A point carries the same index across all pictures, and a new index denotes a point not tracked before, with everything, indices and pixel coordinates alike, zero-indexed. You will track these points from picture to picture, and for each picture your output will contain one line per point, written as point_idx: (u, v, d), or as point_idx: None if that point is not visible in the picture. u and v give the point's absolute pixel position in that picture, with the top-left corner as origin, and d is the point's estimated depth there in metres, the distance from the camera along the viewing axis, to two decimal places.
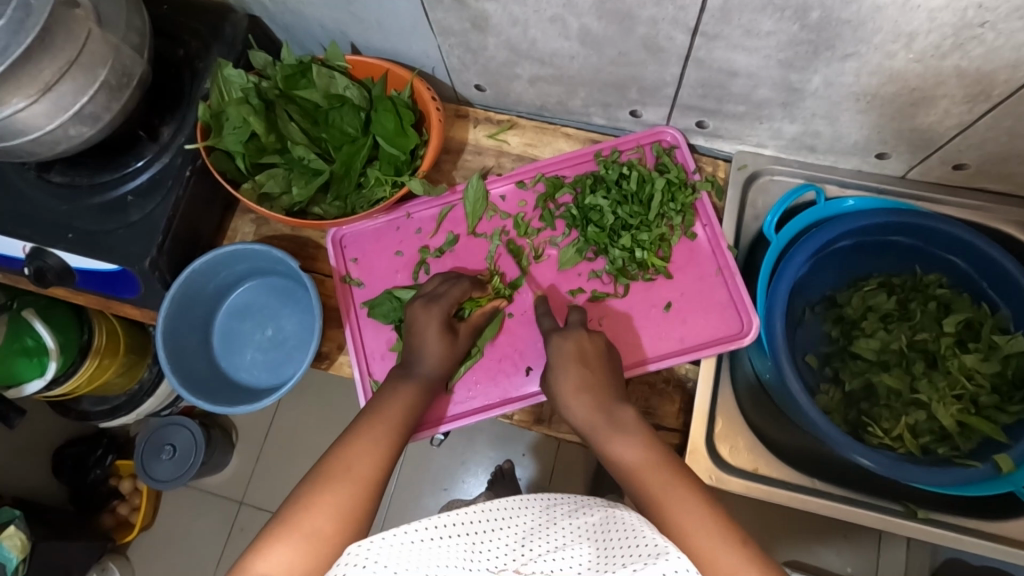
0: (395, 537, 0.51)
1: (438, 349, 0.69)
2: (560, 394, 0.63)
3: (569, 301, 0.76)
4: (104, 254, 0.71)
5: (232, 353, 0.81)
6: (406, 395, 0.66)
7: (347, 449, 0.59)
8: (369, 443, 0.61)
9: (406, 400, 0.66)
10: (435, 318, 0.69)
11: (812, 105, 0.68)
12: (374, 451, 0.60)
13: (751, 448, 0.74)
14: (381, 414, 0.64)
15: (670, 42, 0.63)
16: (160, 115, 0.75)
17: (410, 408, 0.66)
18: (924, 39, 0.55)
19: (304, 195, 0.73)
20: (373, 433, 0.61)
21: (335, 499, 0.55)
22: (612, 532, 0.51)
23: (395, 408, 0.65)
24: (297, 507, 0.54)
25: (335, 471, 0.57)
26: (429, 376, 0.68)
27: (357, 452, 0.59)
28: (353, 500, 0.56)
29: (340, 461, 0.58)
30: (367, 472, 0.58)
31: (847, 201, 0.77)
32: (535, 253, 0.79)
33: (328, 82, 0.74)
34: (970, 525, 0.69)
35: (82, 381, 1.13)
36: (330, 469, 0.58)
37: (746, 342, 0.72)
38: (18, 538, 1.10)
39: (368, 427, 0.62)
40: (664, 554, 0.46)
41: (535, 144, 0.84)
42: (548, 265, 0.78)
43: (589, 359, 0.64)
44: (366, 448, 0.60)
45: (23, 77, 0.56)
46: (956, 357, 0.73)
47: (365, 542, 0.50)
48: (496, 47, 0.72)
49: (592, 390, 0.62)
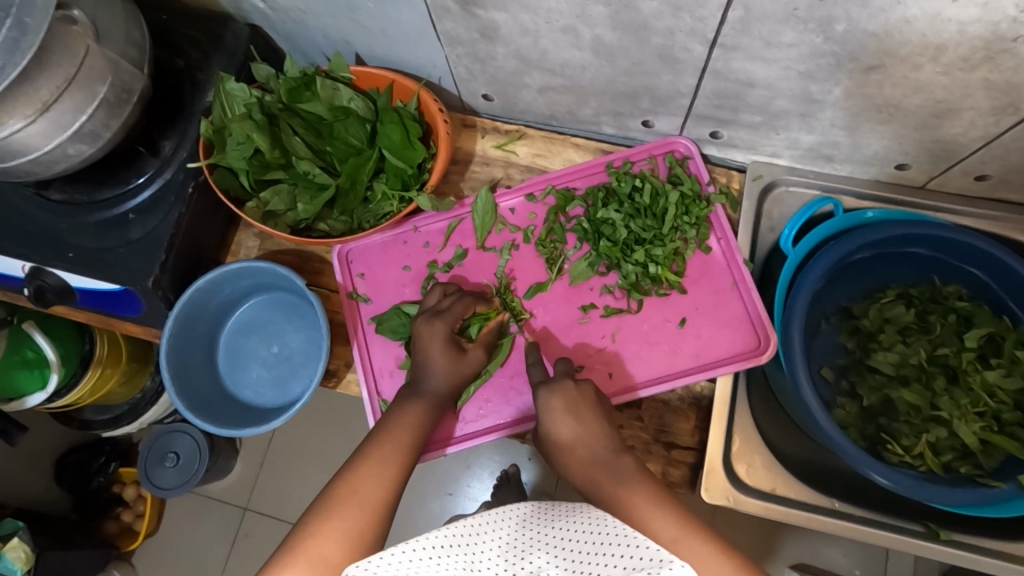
0: (394, 555, 0.49)
1: (445, 364, 0.67)
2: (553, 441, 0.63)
3: (582, 318, 0.75)
4: (105, 273, 0.69)
5: (238, 370, 0.80)
6: (413, 413, 0.65)
7: (353, 472, 0.58)
8: (376, 463, 0.59)
9: (414, 421, 0.64)
10: (439, 334, 0.67)
11: (832, 116, 0.66)
12: (382, 472, 0.58)
13: (769, 467, 0.72)
14: (391, 434, 0.62)
15: (687, 53, 0.61)
16: (161, 129, 0.73)
17: (421, 427, 0.64)
18: (954, 51, 0.53)
19: (310, 211, 0.71)
20: (380, 454, 0.60)
21: (342, 524, 0.53)
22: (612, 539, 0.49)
23: (405, 427, 0.63)
24: (303, 534, 0.53)
25: (341, 495, 0.56)
26: (438, 394, 0.67)
27: (364, 475, 0.58)
28: (361, 524, 0.54)
29: (346, 484, 0.57)
30: (375, 495, 0.57)
31: (867, 213, 0.75)
32: (549, 265, 0.77)
33: (332, 94, 0.71)
34: (993, 546, 0.68)
35: (85, 393, 1.12)
36: (336, 493, 0.56)
37: (765, 359, 0.70)
38: (22, 549, 1.09)
39: (375, 447, 0.61)
40: (666, 563, 0.46)
41: (544, 154, 0.82)
42: (559, 281, 0.76)
43: (573, 399, 0.64)
44: (373, 469, 0.58)
45: (20, 96, 0.54)
46: (978, 373, 0.71)
47: (365, 562, 0.49)
48: (505, 57, 0.70)
49: (576, 432, 0.62)
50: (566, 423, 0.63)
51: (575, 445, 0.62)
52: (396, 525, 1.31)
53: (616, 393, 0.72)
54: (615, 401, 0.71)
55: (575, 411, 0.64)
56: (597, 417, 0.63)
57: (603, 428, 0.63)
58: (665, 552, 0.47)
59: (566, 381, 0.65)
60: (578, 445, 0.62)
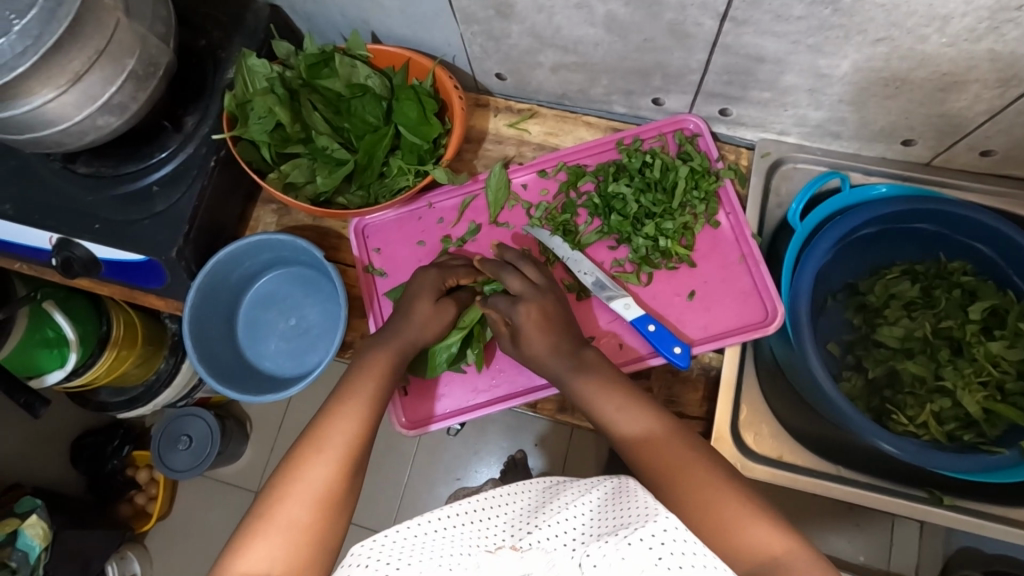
0: (398, 533, 0.51)
1: (423, 313, 0.69)
2: (534, 357, 0.67)
3: (579, 296, 0.76)
4: (131, 244, 0.71)
5: (256, 342, 0.82)
6: (381, 364, 0.65)
7: (319, 428, 0.59)
8: (340, 422, 0.60)
9: (381, 370, 0.65)
10: (428, 282, 0.72)
11: (840, 91, 0.68)
12: (346, 424, 0.60)
13: (775, 435, 0.74)
14: (350, 389, 0.63)
15: (698, 28, 0.63)
16: (184, 105, 0.75)
17: (385, 378, 0.65)
18: (959, 22, 0.54)
19: (328, 184, 0.73)
20: (343, 411, 0.61)
21: (308, 487, 0.55)
22: (611, 500, 0.50)
23: (366, 381, 0.64)
24: (269, 501, 0.54)
25: (307, 456, 0.57)
26: (407, 338, 0.68)
27: (331, 427, 0.59)
28: (326, 480, 0.56)
29: (313, 440, 0.58)
30: (342, 450, 0.58)
31: (877, 188, 0.76)
32: (543, 248, 0.78)
33: (351, 72, 0.74)
34: (996, 511, 0.70)
35: (101, 373, 1.14)
36: (299, 455, 0.57)
37: (772, 329, 0.72)
38: (40, 526, 1.12)
39: (338, 404, 0.61)
40: (651, 516, 0.46)
41: (556, 133, 0.84)
42: (560, 269, 0.77)
43: (546, 312, 0.67)
44: (336, 427, 0.59)
45: (53, 67, 0.56)
46: (982, 344, 0.72)
47: (369, 542, 0.50)
48: (519, 35, 0.72)
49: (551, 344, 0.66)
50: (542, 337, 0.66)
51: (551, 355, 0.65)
52: (405, 509, 1.33)
53: (623, 364, 0.73)
54: (625, 370, 0.73)
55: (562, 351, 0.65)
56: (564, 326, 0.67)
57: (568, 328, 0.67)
58: (652, 506, 0.47)
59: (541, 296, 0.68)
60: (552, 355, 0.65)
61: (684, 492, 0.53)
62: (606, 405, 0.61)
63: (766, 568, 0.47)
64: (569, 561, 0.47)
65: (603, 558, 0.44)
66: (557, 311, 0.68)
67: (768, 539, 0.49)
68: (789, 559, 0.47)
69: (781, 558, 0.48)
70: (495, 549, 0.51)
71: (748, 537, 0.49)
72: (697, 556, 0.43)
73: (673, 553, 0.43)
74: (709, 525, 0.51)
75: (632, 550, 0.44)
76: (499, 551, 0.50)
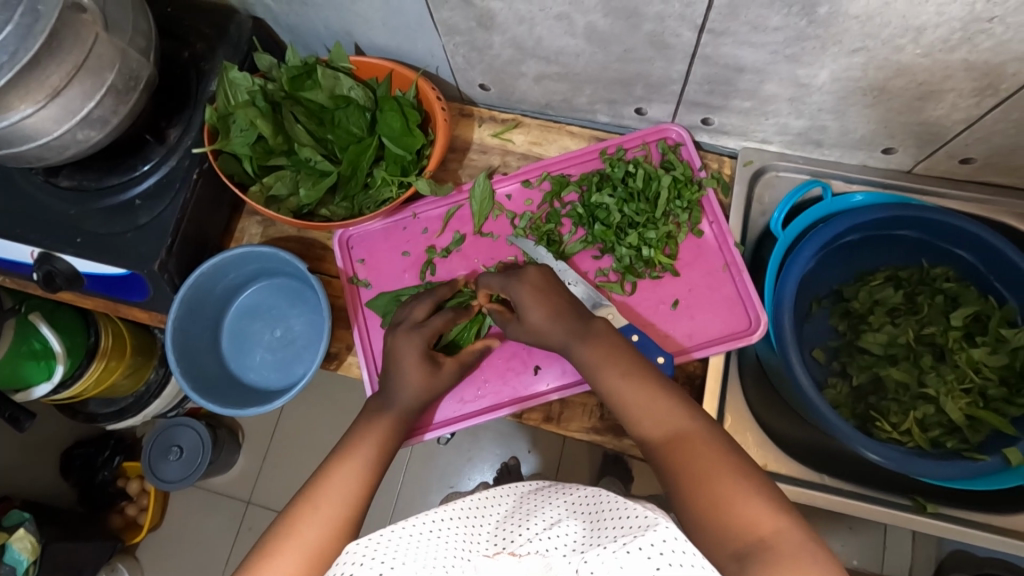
0: (397, 531, 0.50)
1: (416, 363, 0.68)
2: (530, 324, 0.66)
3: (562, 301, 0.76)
4: (114, 258, 0.71)
5: (242, 354, 0.82)
6: (379, 417, 0.67)
7: (321, 481, 0.61)
8: (340, 476, 0.61)
9: (385, 427, 0.66)
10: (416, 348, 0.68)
11: (820, 100, 0.68)
12: (345, 480, 0.61)
13: (760, 444, 0.74)
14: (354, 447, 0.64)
15: (677, 38, 0.63)
16: (167, 117, 0.75)
17: (385, 426, 0.66)
18: (933, 33, 0.55)
19: (312, 196, 0.74)
20: (345, 463, 0.62)
21: (299, 541, 0.56)
22: (608, 509, 0.50)
23: (370, 437, 0.65)
24: (261, 554, 0.56)
25: (302, 509, 0.59)
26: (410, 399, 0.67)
27: (332, 481, 0.61)
28: (316, 538, 0.57)
29: (316, 488, 0.60)
30: (338, 506, 0.59)
31: (855, 197, 0.77)
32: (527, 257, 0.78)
33: (334, 83, 0.74)
34: (978, 518, 0.70)
35: (89, 384, 1.13)
36: (299, 506, 0.59)
37: (756, 338, 0.72)
38: (28, 540, 1.11)
39: (342, 457, 0.63)
40: (653, 526, 0.45)
41: (540, 142, 0.84)
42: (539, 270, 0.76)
43: (542, 279, 0.68)
44: (336, 479, 0.61)
45: (31, 83, 0.56)
46: (964, 350, 0.73)
47: (365, 539, 0.49)
48: (501, 46, 0.72)
49: (551, 307, 0.66)
50: (541, 304, 0.66)
51: (550, 320, 0.65)
52: (399, 513, 1.33)
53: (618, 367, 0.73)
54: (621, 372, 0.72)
55: (562, 317, 0.65)
56: (558, 292, 0.67)
57: (568, 301, 0.67)
58: (652, 517, 0.46)
59: (527, 269, 0.69)
60: (553, 319, 0.65)
61: (687, 479, 0.53)
62: (611, 374, 0.61)
63: (750, 547, 0.47)
64: (566, 566, 0.47)
65: (602, 563, 0.44)
66: (553, 280, 0.69)
67: (759, 518, 0.48)
68: (777, 539, 0.47)
69: (768, 539, 0.47)
70: (492, 553, 0.51)
71: (738, 513, 0.49)
72: (694, 563, 0.42)
73: (673, 562, 0.42)
74: (715, 521, 0.50)
75: (631, 559, 0.43)
76: (498, 555, 0.50)
